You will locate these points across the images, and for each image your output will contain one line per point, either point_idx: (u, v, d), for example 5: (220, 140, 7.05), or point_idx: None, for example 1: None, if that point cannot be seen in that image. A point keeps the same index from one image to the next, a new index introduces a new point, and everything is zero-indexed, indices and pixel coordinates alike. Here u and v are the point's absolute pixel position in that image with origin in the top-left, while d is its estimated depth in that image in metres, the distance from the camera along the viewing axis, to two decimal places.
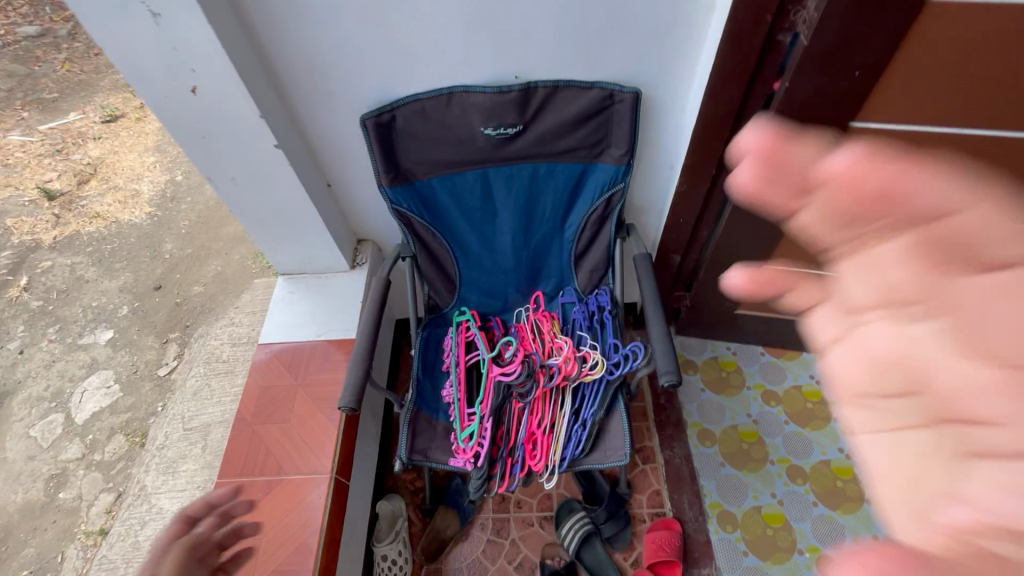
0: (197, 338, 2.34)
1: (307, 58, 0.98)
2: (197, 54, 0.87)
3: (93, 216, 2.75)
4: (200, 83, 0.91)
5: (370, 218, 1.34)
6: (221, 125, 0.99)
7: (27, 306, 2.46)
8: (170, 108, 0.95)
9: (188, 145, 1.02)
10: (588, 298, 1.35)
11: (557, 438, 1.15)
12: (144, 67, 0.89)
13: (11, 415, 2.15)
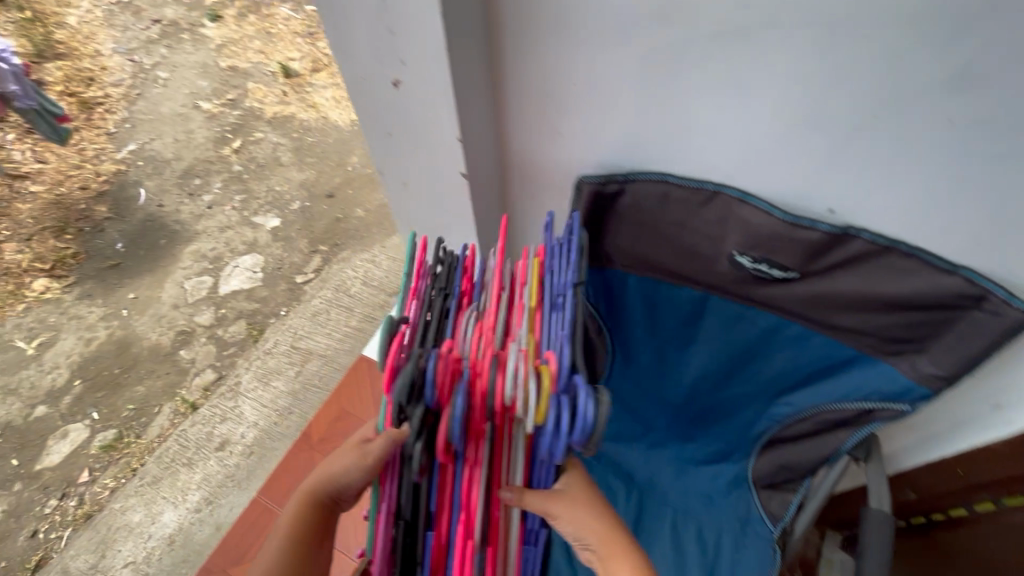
0: (337, 262, 2.39)
1: (523, 86, 0.94)
2: (416, 77, 0.86)
3: (311, 105, 3.12)
4: (404, 78, 0.88)
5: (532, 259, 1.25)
6: (415, 137, 0.99)
7: (230, 166, 2.82)
8: (377, 103, 0.97)
9: (375, 136, 1.05)
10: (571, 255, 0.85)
11: (515, 526, 0.92)
12: (367, 73, 0.92)
13: (178, 261, 2.41)
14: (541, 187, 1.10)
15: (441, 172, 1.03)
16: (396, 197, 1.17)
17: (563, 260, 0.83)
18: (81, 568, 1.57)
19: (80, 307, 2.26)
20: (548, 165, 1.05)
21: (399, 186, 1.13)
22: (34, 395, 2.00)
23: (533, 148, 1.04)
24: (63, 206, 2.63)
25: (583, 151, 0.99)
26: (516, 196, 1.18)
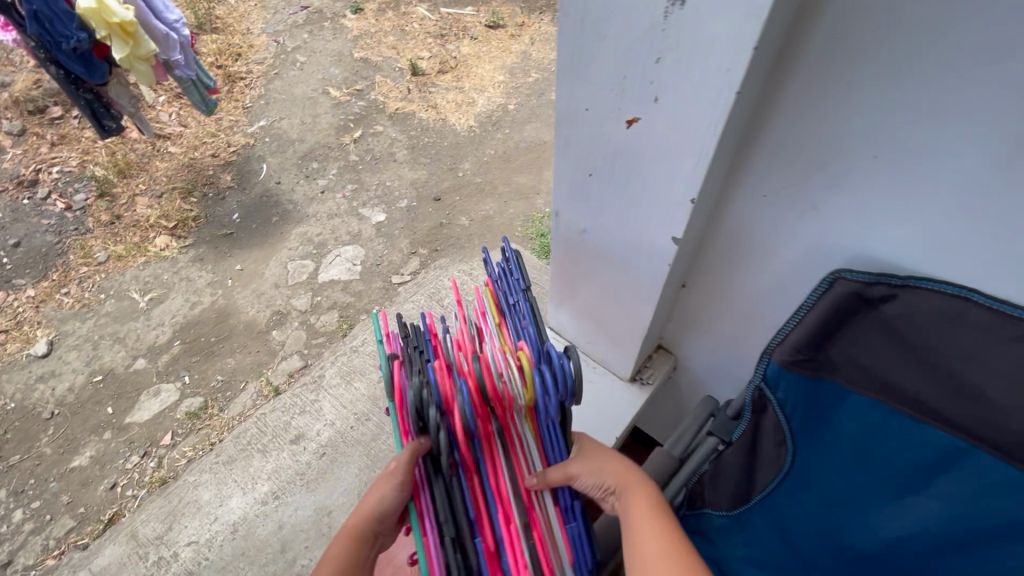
0: (434, 268, 2.32)
1: (799, 148, 0.65)
2: (671, 115, 0.60)
3: (432, 105, 3.13)
4: (649, 119, 0.62)
5: (703, 339, 0.99)
6: (625, 191, 0.72)
7: (347, 155, 2.87)
8: (585, 141, 0.71)
9: (564, 180, 0.79)
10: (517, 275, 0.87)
11: (552, 513, 0.79)
12: (590, 104, 0.66)
13: (285, 240, 2.46)
14: (760, 275, 0.81)
15: (644, 237, 0.76)
16: (558, 246, 0.93)
17: (511, 280, 0.86)
18: (148, 536, 1.55)
19: (191, 270, 2.34)
20: (783, 252, 0.76)
21: (570, 238, 0.88)
22: (137, 347, 2.08)
23: (771, 227, 0.75)
24: (194, 170, 2.78)
25: (853, 249, 0.69)
26: (706, 273, 0.88)
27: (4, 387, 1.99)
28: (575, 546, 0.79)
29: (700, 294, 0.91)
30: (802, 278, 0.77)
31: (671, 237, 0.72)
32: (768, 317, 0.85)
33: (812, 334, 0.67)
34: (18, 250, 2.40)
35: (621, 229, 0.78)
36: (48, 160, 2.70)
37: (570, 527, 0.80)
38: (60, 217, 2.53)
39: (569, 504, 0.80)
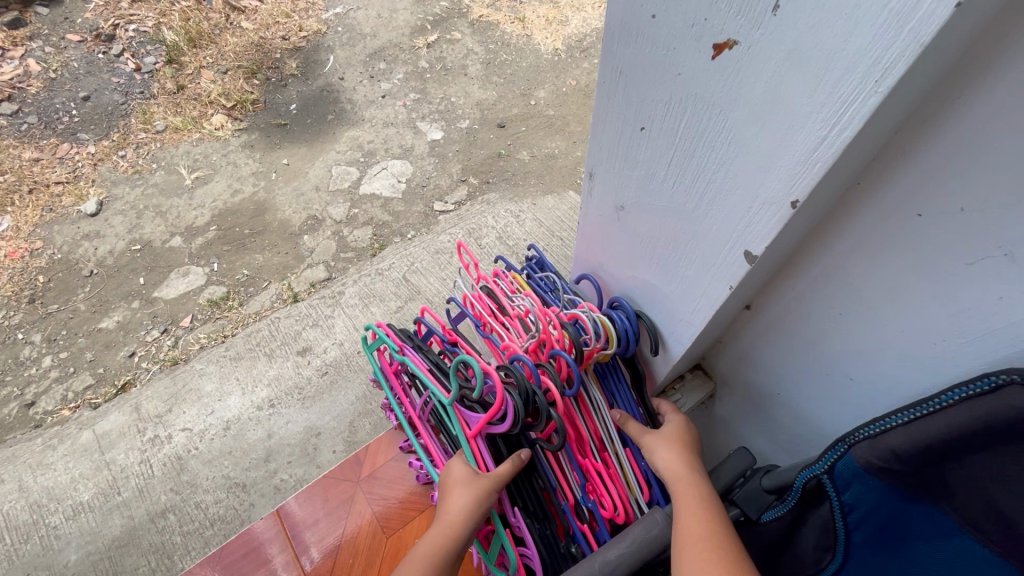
0: (480, 202, 2.14)
1: (987, 155, 0.41)
2: (793, 42, 0.37)
3: (519, 18, 2.79)
4: (750, 50, 0.40)
5: (757, 380, 0.76)
6: (690, 162, 0.51)
7: (417, 60, 2.63)
8: (644, 74, 0.50)
9: (608, 133, 0.59)
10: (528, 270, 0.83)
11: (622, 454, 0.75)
12: (658, 11, 0.45)
13: (336, 142, 2.33)
14: (865, 323, 0.58)
15: (702, 234, 0.55)
16: (587, 223, 0.72)
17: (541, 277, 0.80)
18: (149, 412, 1.60)
19: (239, 155, 2.29)
20: (914, 301, 0.52)
21: (604, 215, 0.67)
22: (176, 225, 2.09)
23: (904, 259, 0.51)
24: (261, 50, 2.65)
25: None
26: (779, 300, 0.65)
27: (54, 237, 2.06)
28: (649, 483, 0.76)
29: (763, 324, 0.70)
30: (929, 345, 0.53)
31: (746, 248, 0.51)
32: (861, 380, 0.62)
33: (937, 445, 0.44)
34: (86, 104, 2.42)
35: (674, 218, 0.57)
36: (126, 17, 2.67)
37: (643, 465, 0.76)
38: (129, 77, 2.51)
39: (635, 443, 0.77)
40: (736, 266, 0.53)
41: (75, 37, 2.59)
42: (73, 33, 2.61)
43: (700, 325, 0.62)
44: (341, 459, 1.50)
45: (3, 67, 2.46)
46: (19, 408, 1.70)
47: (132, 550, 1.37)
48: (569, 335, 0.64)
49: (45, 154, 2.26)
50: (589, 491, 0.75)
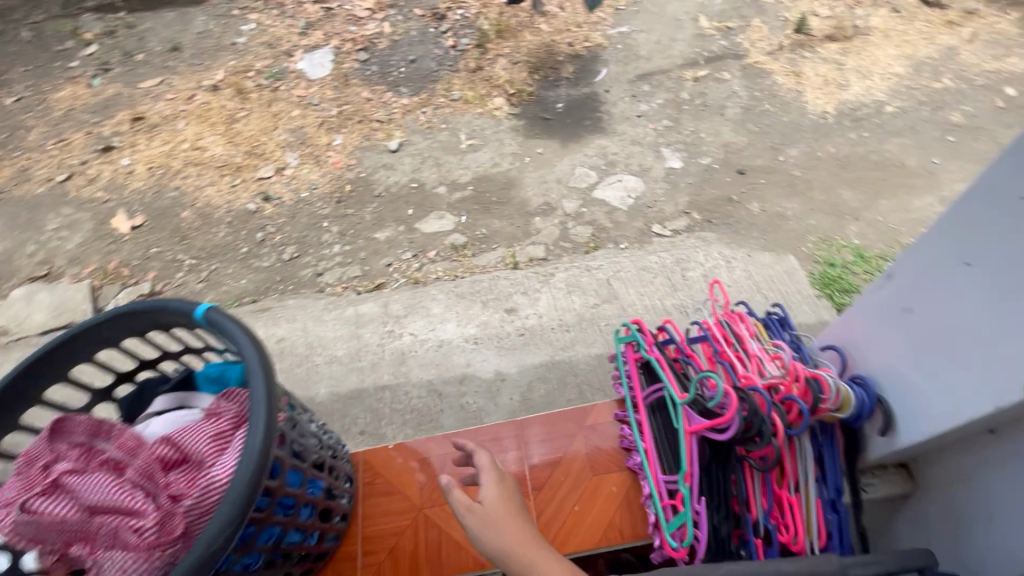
0: (697, 237, 2.25)
1: None
2: None
3: (794, 73, 2.79)
4: None
5: (967, 501, 0.79)
6: (1002, 304, 0.61)
7: (680, 90, 2.80)
8: (989, 226, 0.62)
9: (925, 253, 0.70)
10: (772, 326, 0.95)
11: (813, 496, 0.77)
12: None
13: (586, 146, 2.63)
14: None
15: (991, 360, 0.63)
16: (859, 307, 0.83)
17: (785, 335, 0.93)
18: (392, 310, 2.08)
19: (506, 135, 2.72)
20: None
21: (885, 309, 0.78)
22: (445, 177, 2.59)
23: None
24: (549, 51, 3.06)
25: None
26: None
27: (363, 160, 2.71)
28: (830, 535, 0.76)
29: (1003, 459, 0.72)
30: None
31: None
32: None
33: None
34: (411, 65, 3.08)
35: (965, 339, 0.66)
36: (458, 4, 3.29)
37: (830, 518, 0.77)
38: (445, 51, 3.12)
39: (831, 491, 0.78)
40: (1008, 397, 0.61)
41: (419, 12, 3.28)
42: (418, 8, 3.30)
43: (947, 429, 0.70)
44: (514, 407, 1.80)
45: (368, 25, 3.24)
46: (313, 274, 2.33)
47: (357, 404, 1.85)
48: (810, 388, 0.76)
49: (375, 96, 2.95)
50: (771, 513, 0.79)
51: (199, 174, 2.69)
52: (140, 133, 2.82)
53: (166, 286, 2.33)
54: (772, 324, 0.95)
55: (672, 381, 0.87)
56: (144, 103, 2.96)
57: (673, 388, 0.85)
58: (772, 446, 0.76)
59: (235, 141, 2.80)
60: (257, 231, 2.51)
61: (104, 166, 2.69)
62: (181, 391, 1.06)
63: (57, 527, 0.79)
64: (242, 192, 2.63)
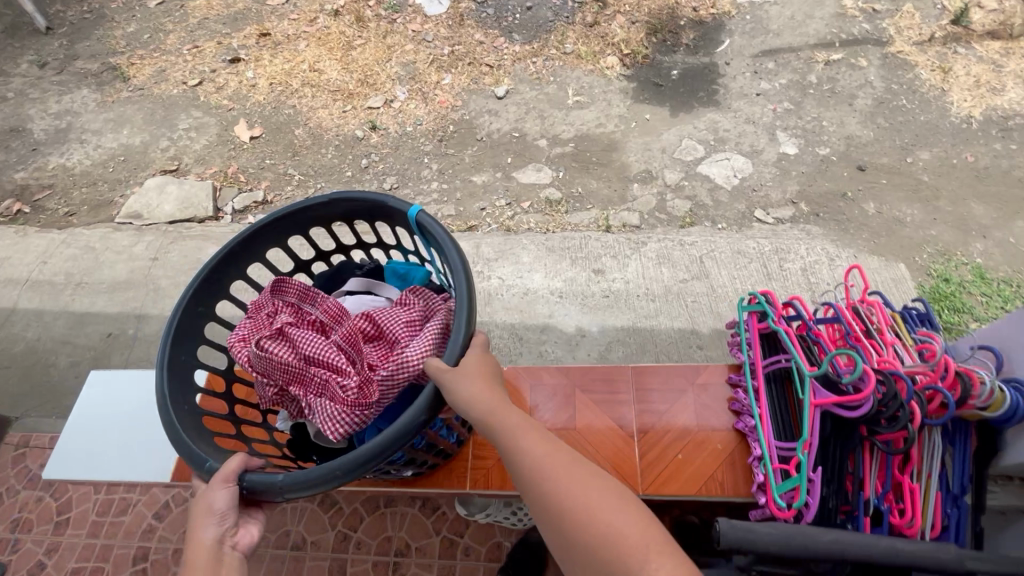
0: (801, 229, 2.16)
1: None
2: None
3: (942, 69, 2.55)
4: None
5: None
6: None
7: (808, 72, 2.62)
8: None
9: None
10: (911, 319, 0.92)
11: (933, 488, 0.77)
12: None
13: (696, 118, 2.54)
14: None
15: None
16: None
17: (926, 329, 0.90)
18: (483, 253, 2.15)
19: (614, 96, 2.66)
20: None
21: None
22: (547, 130, 2.58)
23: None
24: (672, 14, 2.93)
25: None
26: None
27: (469, 102, 2.74)
28: (946, 526, 0.77)
29: None
30: None
31: None
32: None
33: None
34: (527, 13, 3.03)
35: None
36: None
37: (948, 512, 0.77)
38: (564, 1, 3.04)
39: (956, 483, 0.77)
40: None
41: None
42: None
43: None
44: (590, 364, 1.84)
45: None
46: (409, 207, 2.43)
47: None
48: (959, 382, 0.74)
49: (487, 40, 2.94)
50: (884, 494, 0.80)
51: (314, 95, 2.81)
52: (265, 49, 2.96)
53: (276, 197, 2.49)
54: (912, 317, 0.92)
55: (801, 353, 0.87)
56: (270, 20, 3.09)
57: (802, 360, 0.86)
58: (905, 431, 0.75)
59: (350, 68, 2.89)
60: (362, 157, 2.61)
61: (231, 77, 2.86)
62: (371, 278, 1.27)
63: (285, 367, 1.05)
64: (351, 119, 2.73)
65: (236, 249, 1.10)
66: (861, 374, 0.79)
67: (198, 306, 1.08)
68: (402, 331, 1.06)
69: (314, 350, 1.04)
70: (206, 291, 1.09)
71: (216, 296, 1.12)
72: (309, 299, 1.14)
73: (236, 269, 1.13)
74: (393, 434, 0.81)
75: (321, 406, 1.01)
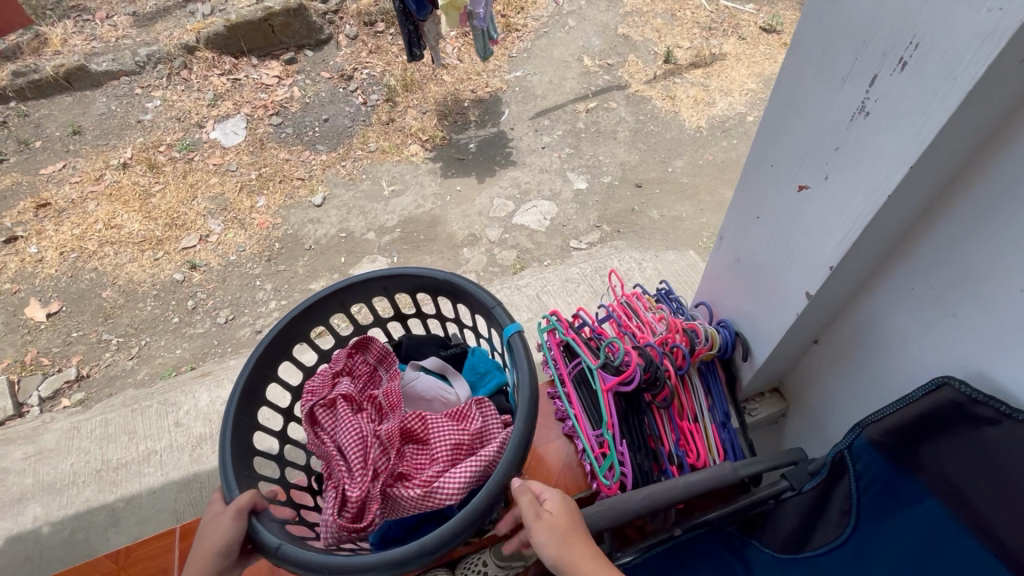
0: (609, 247, 2.51)
1: (959, 249, 0.63)
2: (843, 182, 0.64)
3: (669, 96, 3.22)
4: (821, 182, 0.67)
5: (818, 401, 0.96)
6: (779, 239, 0.77)
7: (575, 121, 3.13)
8: (762, 180, 0.77)
9: (733, 213, 0.85)
10: (660, 298, 1.15)
11: (708, 422, 0.97)
12: (774, 161, 0.73)
13: (500, 179, 2.86)
14: (890, 356, 0.77)
15: (781, 288, 0.80)
16: (709, 268, 0.99)
17: (671, 302, 1.12)
18: None
19: (425, 178, 2.91)
20: (921, 341, 0.71)
21: (723, 261, 0.93)
22: (372, 223, 2.71)
23: (921, 315, 0.70)
24: (455, 98, 3.33)
25: (980, 361, 0.65)
26: (841, 341, 0.86)
27: (289, 217, 2.78)
28: (727, 449, 0.96)
29: (830, 359, 0.89)
30: (926, 372, 0.72)
31: (805, 293, 0.75)
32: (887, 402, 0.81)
33: (913, 422, 0.70)
34: (326, 124, 3.22)
35: (769, 272, 0.81)
36: (363, 64, 3.50)
37: (723, 435, 0.97)
38: (357, 108, 3.29)
39: (719, 414, 0.98)
40: (800, 302, 0.77)
41: (326, 75, 3.46)
42: (325, 71, 3.48)
43: (777, 341, 0.86)
44: None
45: (278, 91, 3.36)
46: (251, 332, 2.35)
47: None
48: (686, 336, 0.97)
49: (293, 156, 3.05)
50: (679, 442, 0.96)
51: (117, 252, 2.64)
52: (48, 219, 2.74)
53: (94, 368, 2.24)
54: (660, 295, 1.15)
55: (587, 351, 1.03)
56: (47, 189, 2.88)
57: (588, 357, 1.01)
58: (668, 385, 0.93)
59: (153, 215, 2.78)
60: (187, 299, 2.49)
61: (10, 257, 2.59)
62: (447, 362, 1.17)
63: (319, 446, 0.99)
64: (166, 264, 2.61)
65: (351, 290, 1.01)
66: (625, 353, 0.97)
67: (299, 327, 1.01)
68: (444, 449, 0.95)
69: (348, 437, 0.96)
70: (305, 328, 1.03)
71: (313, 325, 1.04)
72: (385, 365, 1.12)
73: (341, 306, 1.04)
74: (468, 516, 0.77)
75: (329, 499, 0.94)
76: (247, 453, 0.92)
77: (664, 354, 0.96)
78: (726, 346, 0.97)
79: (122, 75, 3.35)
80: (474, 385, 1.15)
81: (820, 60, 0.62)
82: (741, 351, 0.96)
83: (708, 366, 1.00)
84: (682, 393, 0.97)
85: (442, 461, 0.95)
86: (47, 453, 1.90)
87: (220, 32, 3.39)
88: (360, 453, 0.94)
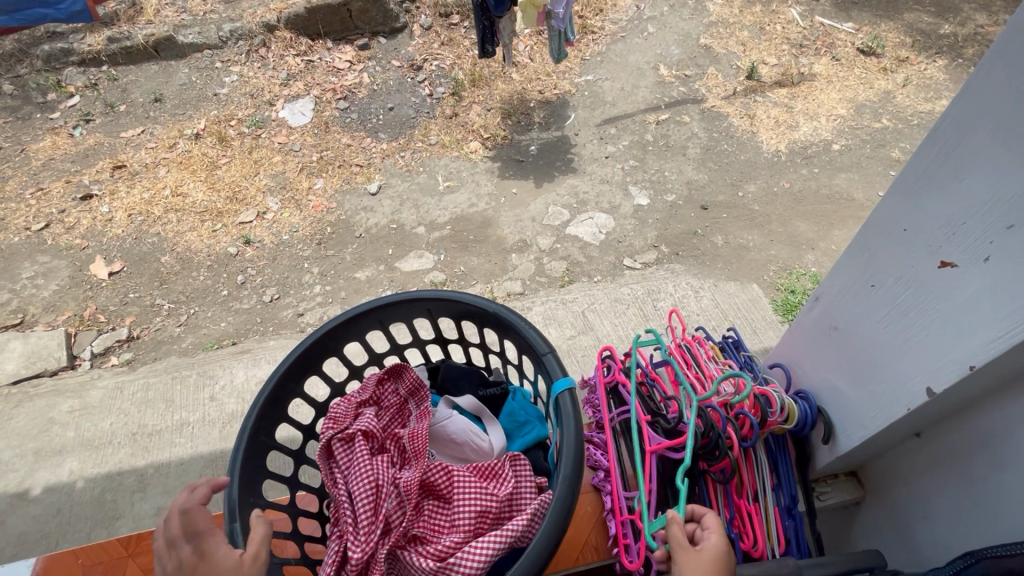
0: (665, 269, 2.36)
1: None
2: (1009, 269, 0.52)
3: (748, 114, 3.02)
4: (974, 264, 0.56)
5: (907, 503, 0.82)
6: (902, 318, 0.66)
7: (644, 132, 2.98)
8: (890, 246, 0.66)
9: (844, 276, 0.75)
10: (729, 350, 1.02)
11: (771, 507, 0.84)
12: (911, 226, 0.63)
13: (558, 186, 2.76)
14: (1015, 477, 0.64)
15: (893, 373, 0.69)
16: (797, 329, 0.87)
17: (741, 355, 1.00)
18: None
19: (482, 177, 2.84)
20: None
21: (816, 325, 0.82)
22: (423, 218, 2.67)
23: None
24: (521, 98, 3.24)
25: None
26: (950, 446, 0.72)
27: (343, 203, 2.78)
28: (790, 541, 0.84)
29: (932, 461, 0.76)
30: None
31: (927, 387, 0.64)
32: (1001, 529, 0.67)
33: None
34: (390, 113, 3.21)
35: (882, 350, 0.70)
36: (433, 55, 3.47)
37: (787, 524, 0.84)
38: (422, 99, 3.27)
39: (785, 499, 0.85)
40: (917, 395, 0.65)
41: (397, 63, 3.46)
42: (396, 60, 3.47)
43: (873, 430, 0.74)
44: None
45: (348, 75, 3.39)
46: (293, 315, 2.36)
47: None
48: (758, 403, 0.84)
49: (355, 142, 3.05)
50: (733, 523, 0.85)
51: (179, 219, 2.73)
52: (121, 181, 2.87)
53: (144, 331, 2.32)
54: (731, 346, 1.03)
55: (636, 402, 0.92)
56: (125, 152, 3.02)
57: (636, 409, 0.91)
58: (729, 457, 0.82)
59: (217, 187, 2.85)
60: (237, 273, 2.53)
61: (83, 214, 2.72)
62: (485, 404, 1.12)
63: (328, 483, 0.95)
64: (223, 237, 2.66)
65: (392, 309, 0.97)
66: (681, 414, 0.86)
67: (330, 341, 0.97)
68: (467, 520, 0.91)
69: (360, 484, 0.91)
70: (349, 335, 0.99)
71: (345, 337, 0.99)
72: (416, 399, 1.08)
73: (379, 323, 0.99)
74: (559, 522, 0.71)
75: (331, 547, 0.90)
76: (252, 481, 0.88)
77: (728, 421, 0.84)
78: (808, 423, 0.84)
79: (206, 48, 3.47)
80: (510, 434, 1.09)
81: (1006, 119, 0.51)
82: (824, 429, 0.83)
83: (778, 440, 0.87)
84: (743, 468, 0.85)
85: (463, 530, 0.90)
86: (91, 409, 1.96)
87: (300, 14, 3.45)
88: (369, 509, 0.89)
